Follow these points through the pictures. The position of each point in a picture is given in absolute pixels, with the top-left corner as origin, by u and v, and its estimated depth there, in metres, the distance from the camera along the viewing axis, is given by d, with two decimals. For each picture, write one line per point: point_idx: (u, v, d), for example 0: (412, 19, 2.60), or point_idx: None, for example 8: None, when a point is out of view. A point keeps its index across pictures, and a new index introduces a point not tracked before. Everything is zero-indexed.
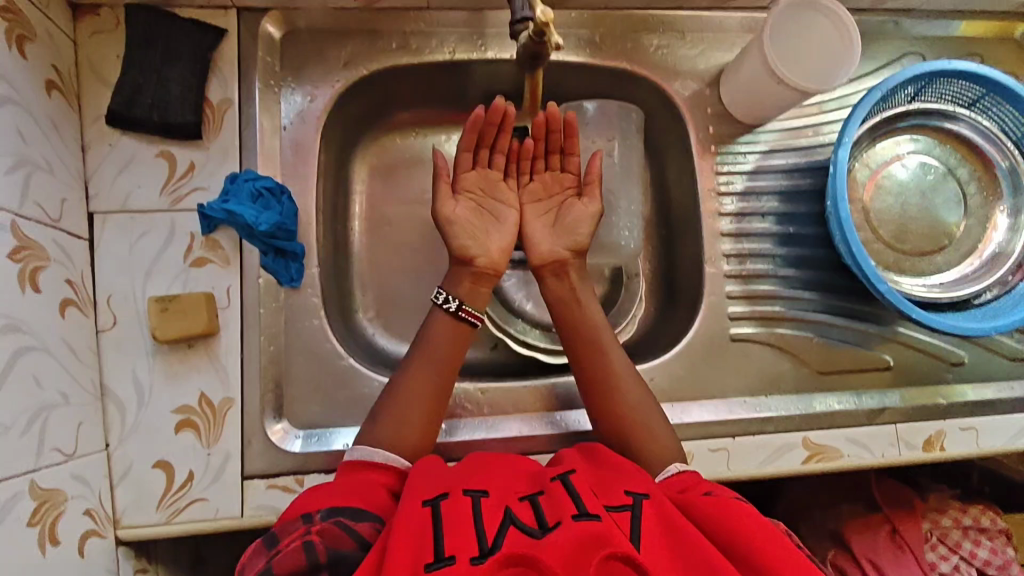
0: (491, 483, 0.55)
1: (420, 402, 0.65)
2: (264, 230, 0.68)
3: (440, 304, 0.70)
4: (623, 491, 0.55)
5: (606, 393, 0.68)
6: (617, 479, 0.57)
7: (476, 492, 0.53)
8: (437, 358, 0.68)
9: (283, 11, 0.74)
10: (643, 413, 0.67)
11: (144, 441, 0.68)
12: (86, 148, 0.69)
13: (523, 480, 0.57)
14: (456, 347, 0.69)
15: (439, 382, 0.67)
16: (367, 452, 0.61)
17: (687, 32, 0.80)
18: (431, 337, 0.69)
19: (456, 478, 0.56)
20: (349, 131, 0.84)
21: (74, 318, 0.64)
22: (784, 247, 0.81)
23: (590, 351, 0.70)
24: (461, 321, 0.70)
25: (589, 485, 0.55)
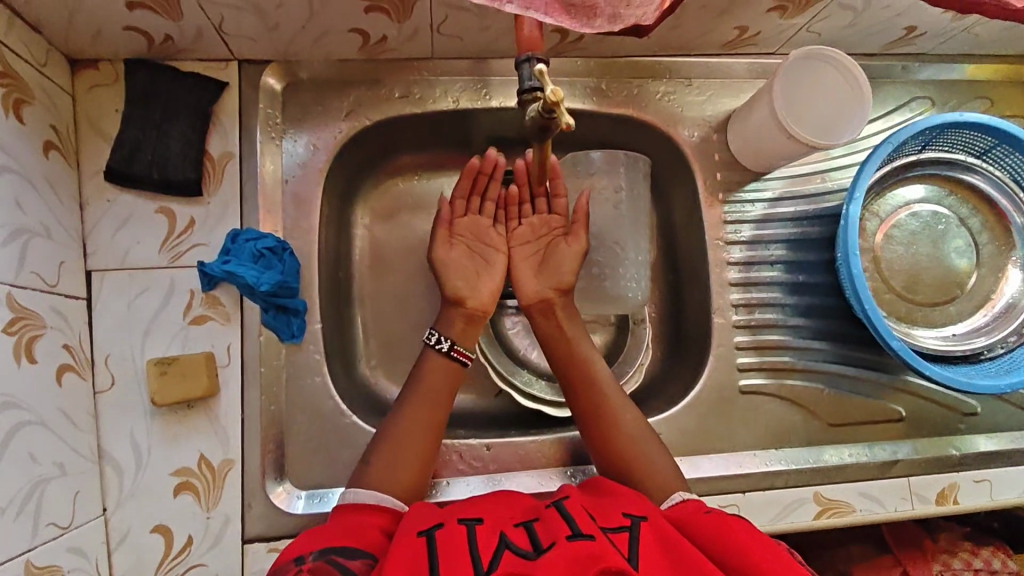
0: (486, 512, 0.54)
1: (411, 445, 0.63)
2: (266, 290, 0.67)
3: (433, 344, 0.69)
4: (619, 512, 0.53)
5: (600, 424, 0.66)
6: (614, 500, 0.55)
7: (471, 521, 0.51)
8: (429, 397, 0.66)
9: (284, 63, 0.73)
10: (640, 445, 0.64)
11: (142, 506, 0.66)
12: (85, 205, 0.67)
13: (520, 508, 0.55)
14: (447, 386, 0.68)
15: (432, 422, 0.65)
16: (359, 494, 0.57)
17: (694, 79, 0.80)
18: (424, 375, 0.67)
19: (450, 510, 0.54)
20: (352, 177, 0.82)
21: (72, 384, 0.62)
22: (794, 296, 0.80)
23: (582, 383, 0.69)
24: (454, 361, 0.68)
25: (585, 507, 0.53)
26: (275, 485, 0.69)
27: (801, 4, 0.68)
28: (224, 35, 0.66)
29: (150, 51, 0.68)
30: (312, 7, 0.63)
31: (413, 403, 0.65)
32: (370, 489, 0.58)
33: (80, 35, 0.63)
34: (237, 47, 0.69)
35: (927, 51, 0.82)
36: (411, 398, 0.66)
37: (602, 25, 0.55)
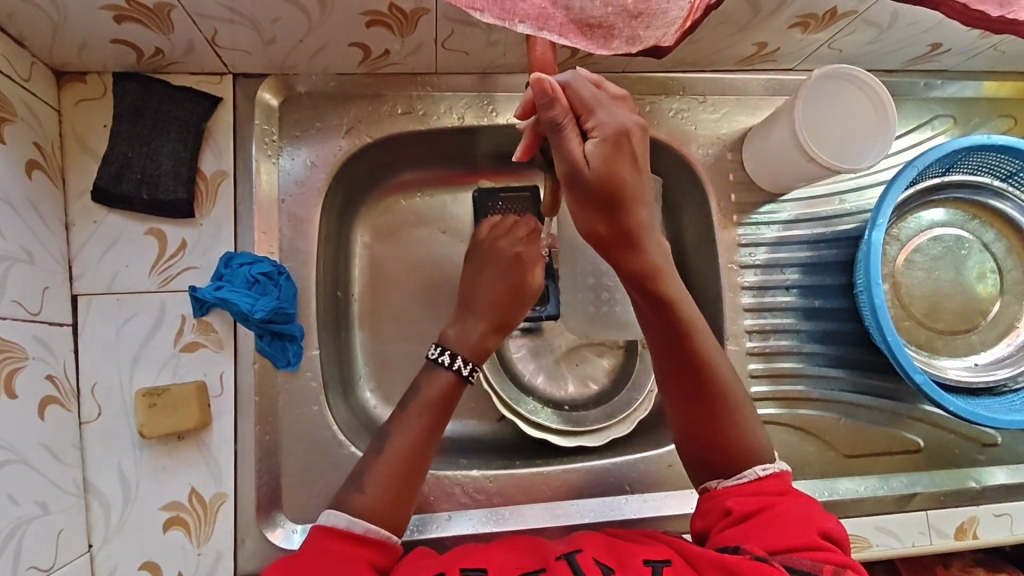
0: (490, 560, 0.51)
1: (393, 475, 0.57)
2: (260, 317, 0.64)
3: (435, 358, 0.65)
4: (636, 560, 0.50)
5: (696, 391, 0.58)
6: (632, 548, 0.52)
7: (473, 571, 0.49)
8: (427, 415, 0.61)
9: (281, 76, 0.70)
10: (733, 413, 0.58)
11: (130, 541, 0.62)
12: (71, 225, 0.64)
13: (530, 553, 0.52)
14: (448, 406, 0.62)
15: (425, 445, 0.60)
16: (344, 520, 0.54)
17: (708, 96, 0.78)
18: (427, 391, 0.62)
19: (451, 556, 0.51)
20: (352, 192, 0.79)
21: (56, 417, 0.59)
22: (809, 322, 0.78)
23: (682, 345, 0.58)
24: (459, 384, 0.64)
25: (598, 560, 0.49)
26: (269, 520, 0.66)
27: (824, 20, 0.66)
28: (218, 48, 0.63)
29: (139, 65, 0.65)
30: (311, 20, 0.60)
31: (406, 420, 0.61)
32: (357, 516, 0.55)
33: (65, 47, 0.60)
34: (232, 61, 0.66)
35: (952, 68, 0.79)
36: (407, 415, 0.61)
37: (620, 46, 0.52)
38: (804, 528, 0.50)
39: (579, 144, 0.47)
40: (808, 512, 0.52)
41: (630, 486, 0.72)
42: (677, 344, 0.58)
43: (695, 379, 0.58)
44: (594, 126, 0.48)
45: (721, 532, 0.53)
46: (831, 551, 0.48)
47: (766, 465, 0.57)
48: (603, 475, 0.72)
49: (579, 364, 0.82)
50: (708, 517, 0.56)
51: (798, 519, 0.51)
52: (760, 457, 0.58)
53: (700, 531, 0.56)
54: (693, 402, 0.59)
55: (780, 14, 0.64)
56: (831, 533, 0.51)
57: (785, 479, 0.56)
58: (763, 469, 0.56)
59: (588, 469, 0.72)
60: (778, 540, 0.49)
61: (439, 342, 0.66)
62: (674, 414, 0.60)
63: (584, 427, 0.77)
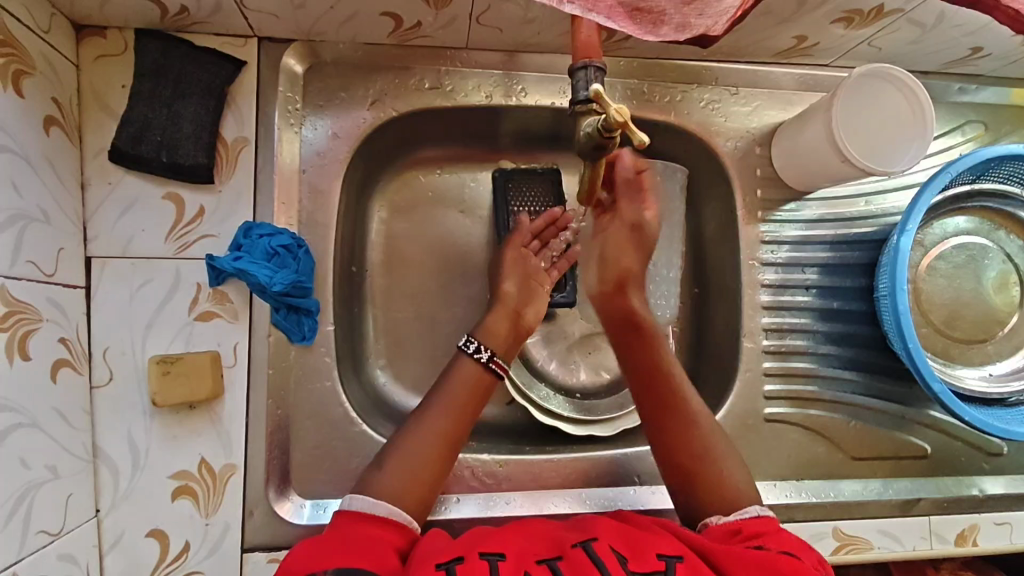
0: (506, 546, 0.51)
1: (418, 469, 0.57)
2: (278, 290, 0.63)
3: (470, 352, 0.65)
4: (651, 553, 0.50)
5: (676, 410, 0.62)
6: (647, 539, 0.52)
7: (493, 555, 0.49)
8: (462, 402, 0.62)
9: (307, 43, 0.68)
10: (723, 447, 0.61)
11: (138, 508, 0.62)
12: (86, 185, 0.62)
13: (544, 543, 0.52)
14: (479, 397, 0.63)
15: (457, 433, 0.60)
16: (369, 503, 0.54)
17: (741, 87, 0.77)
18: (456, 379, 0.63)
19: (467, 542, 0.51)
20: (371, 166, 0.77)
21: (67, 381, 0.58)
22: (826, 323, 0.78)
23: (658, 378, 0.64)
24: (489, 374, 0.64)
25: (613, 548, 0.50)
26: (278, 494, 0.65)
27: (869, 17, 0.64)
28: (244, 10, 0.61)
29: (162, 22, 0.62)
30: None
31: (432, 414, 0.60)
32: (379, 498, 0.55)
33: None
34: (258, 23, 0.64)
35: (987, 73, 0.78)
36: (437, 405, 0.61)
37: (668, 33, 0.50)
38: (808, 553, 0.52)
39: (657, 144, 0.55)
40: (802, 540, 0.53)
41: (638, 478, 0.72)
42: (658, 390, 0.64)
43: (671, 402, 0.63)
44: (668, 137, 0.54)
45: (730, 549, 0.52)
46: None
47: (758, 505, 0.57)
48: (613, 465, 0.72)
49: (592, 352, 0.81)
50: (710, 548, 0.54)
51: (801, 544, 0.52)
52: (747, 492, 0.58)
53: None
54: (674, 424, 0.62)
55: (826, 6, 0.62)
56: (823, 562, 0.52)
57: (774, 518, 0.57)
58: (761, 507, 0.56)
59: (597, 458, 0.72)
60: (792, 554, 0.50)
61: (471, 333, 0.67)
62: (660, 451, 0.62)
63: (596, 416, 0.76)
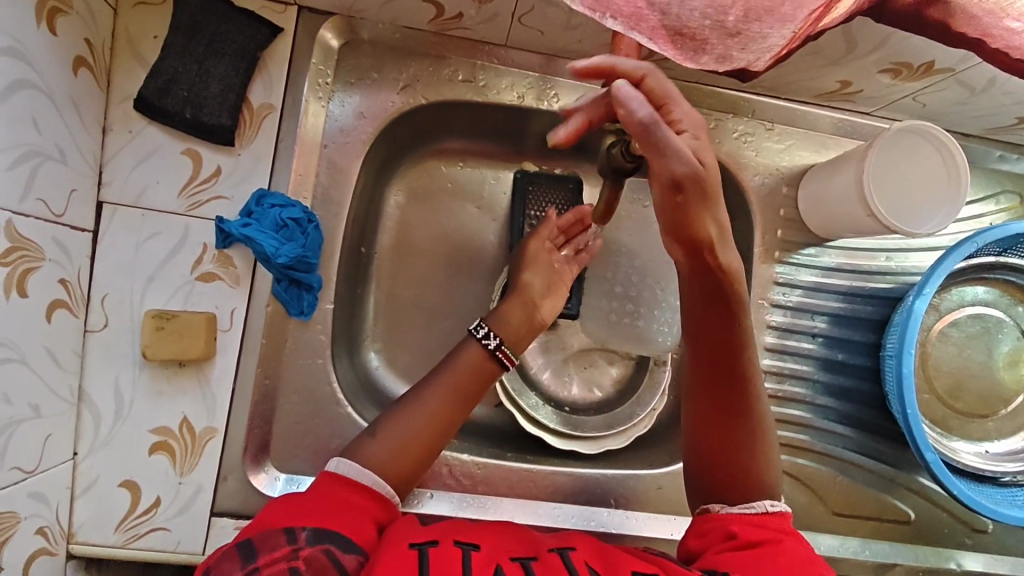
0: (484, 538, 0.51)
1: (410, 442, 0.57)
2: (282, 263, 0.63)
3: (479, 338, 0.64)
4: (626, 568, 0.50)
5: (725, 396, 0.58)
6: (623, 556, 0.52)
7: (468, 545, 0.49)
8: (461, 386, 0.61)
9: (347, 18, 0.67)
10: (760, 441, 0.58)
11: (115, 456, 0.62)
12: (108, 130, 0.62)
13: (520, 541, 0.53)
14: (479, 384, 0.62)
15: (450, 417, 0.60)
16: (356, 469, 0.54)
17: (776, 123, 0.76)
18: (459, 365, 0.62)
19: (447, 528, 0.52)
20: (394, 150, 0.77)
21: (61, 321, 0.58)
22: (826, 373, 0.77)
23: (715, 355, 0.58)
24: (492, 362, 0.63)
25: (589, 562, 0.50)
26: (254, 464, 0.65)
27: (917, 72, 0.63)
28: None
29: None
30: None
31: (429, 394, 0.60)
32: (367, 466, 0.55)
33: None
34: None
35: None
36: (438, 385, 0.61)
37: (707, 63, 0.48)
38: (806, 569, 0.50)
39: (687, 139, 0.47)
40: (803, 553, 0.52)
41: (614, 501, 0.71)
42: (714, 369, 0.58)
43: (725, 385, 0.58)
44: (679, 119, 0.47)
45: (719, 554, 0.52)
46: None
47: (774, 502, 0.56)
48: (591, 484, 0.71)
49: (587, 368, 0.81)
50: (707, 538, 0.55)
51: (799, 560, 0.50)
52: (769, 491, 0.57)
53: (693, 550, 0.56)
54: (718, 410, 0.59)
55: (876, 54, 0.61)
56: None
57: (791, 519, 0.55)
58: (771, 505, 0.56)
59: (577, 475, 0.71)
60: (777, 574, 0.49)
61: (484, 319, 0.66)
62: (693, 423, 0.60)
63: (582, 433, 0.74)
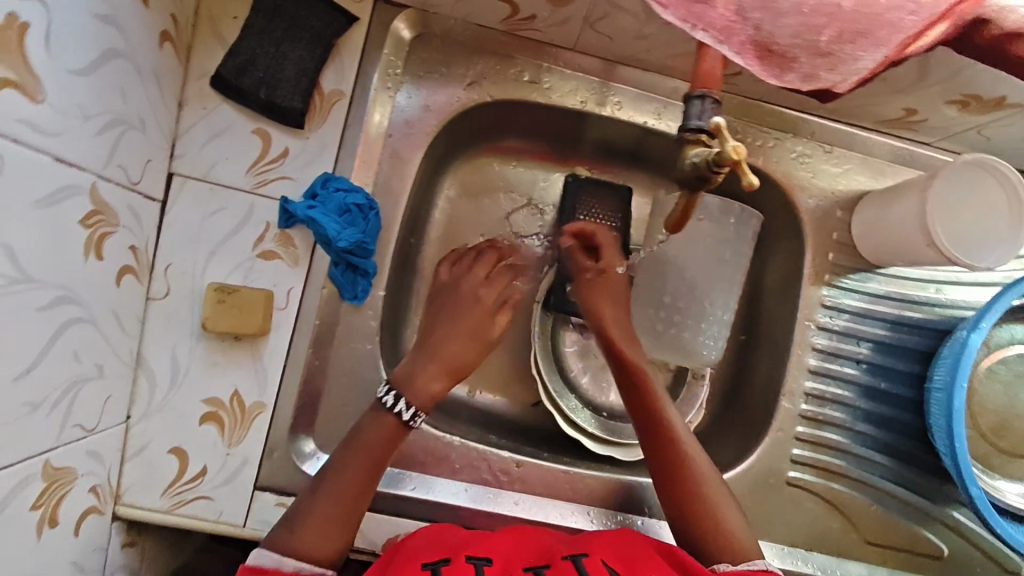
0: (495, 548, 0.52)
1: (331, 517, 0.54)
2: (342, 246, 0.64)
3: (389, 406, 0.59)
4: (643, 571, 0.51)
5: (673, 465, 0.62)
6: (641, 556, 0.53)
7: (479, 558, 0.49)
8: (372, 458, 0.57)
9: (421, 12, 0.69)
10: (718, 499, 0.61)
11: (166, 422, 0.63)
12: (184, 105, 0.64)
13: (532, 548, 0.53)
14: (388, 452, 0.58)
15: (364, 491, 0.56)
16: (274, 557, 0.51)
17: (834, 147, 0.76)
18: (368, 434, 0.58)
19: (456, 544, 0.52)
20: (452, 144, 0.78)
21: (128, 287, 0.59)
22: (867, 401, 0.77)
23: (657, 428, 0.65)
24: (400, 430, 0.59)
25: (606, 562, 0.51)
26: (298, 441, 0.67)
27: (986, 105, 0.63)
28: None
29: None
30: None
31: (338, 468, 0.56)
32: (288, 554, 0.51)
33: None
34: None
35: None
36: (344, 461, 0.57)
37: (791, 81, 0.49)
38: None
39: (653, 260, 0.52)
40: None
41: (647, 509, 0.72)
42: (661, 445, 0.64)
43: (669, 450, 0.63)
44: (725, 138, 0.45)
45: None
46: None
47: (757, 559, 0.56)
48: (625, 490, 0.72)
49: None
50: None
51: None
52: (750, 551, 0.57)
53: None
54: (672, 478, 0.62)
55: (950, 84, 0.61)
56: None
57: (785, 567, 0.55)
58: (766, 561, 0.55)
59: (612, 479, 0.72)
60: None
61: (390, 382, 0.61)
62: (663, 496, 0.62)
63: (620, 439, 0.76)
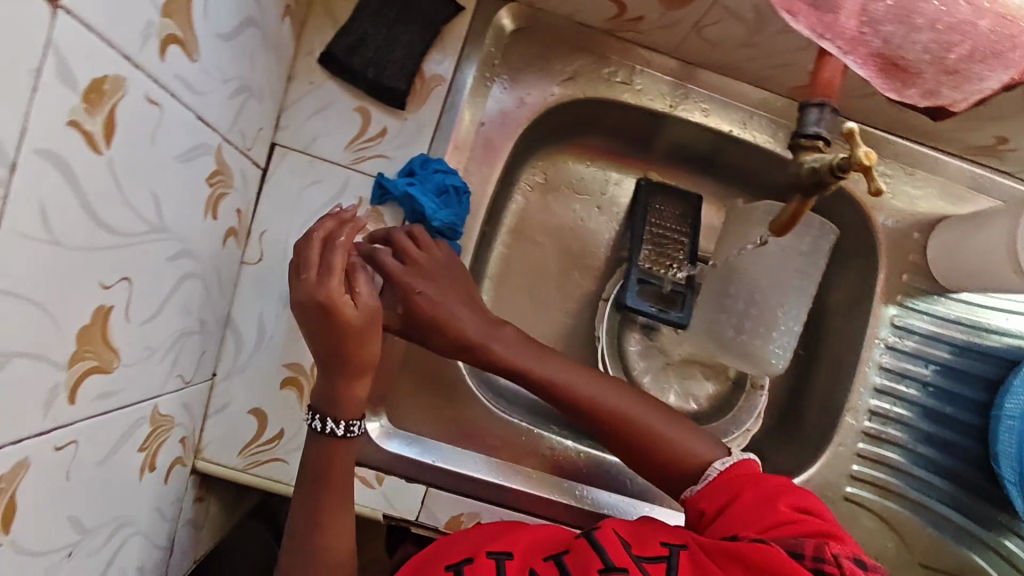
0: (517, 540, 0.53)
1: (324, 540, 0.57)
2: (436, 226, 0.67)
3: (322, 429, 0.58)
4: (654, 539, 0.51)
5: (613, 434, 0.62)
6: (652, 526, 0.53)
7: (500, 552, 0.51)
8: (324, 473, 0.58)
9: (524, 6, 0.71)
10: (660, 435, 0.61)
11: (249, 383, 0.65)
12: (292, 78, 0.66)
13: (549, 535, 0.54)
14: (340, 463, 0.58)
15: (336, 503, 0.58)
16: None
17: (917, 169, 0.76)
18: (308, 465, 0.58)
19: (478, 538, 0.53)
20: (535, 138, 0.79)
21: (230, 249, 0.61)
22: (929, 424, 0.77)
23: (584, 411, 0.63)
24: (342, 441, 0.58)
25: (617, 532, 0.51)
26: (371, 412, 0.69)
27: None
28: None
29: None
30: None
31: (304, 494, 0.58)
32: None
33: None
34: None
35: None
36: (302, 494, 0.58)
37: (912, 97, 0.49)
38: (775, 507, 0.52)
39: (346, 250, 0.53)
40: (778, 491, 0.53)
41: None
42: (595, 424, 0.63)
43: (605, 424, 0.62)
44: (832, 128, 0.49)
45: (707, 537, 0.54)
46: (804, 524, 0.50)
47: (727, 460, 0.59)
48: None
49: (684, 378, 0.82)
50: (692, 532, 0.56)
51: (765, 502, 0.52)
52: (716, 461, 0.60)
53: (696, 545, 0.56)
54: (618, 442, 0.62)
55: None
56: (810, 509, 0.52)
57: (746, 465, 0.58)
58: (722, 464, 0.59)
59: None
60: (756, 525, 0.51)
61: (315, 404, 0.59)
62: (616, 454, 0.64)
63: None
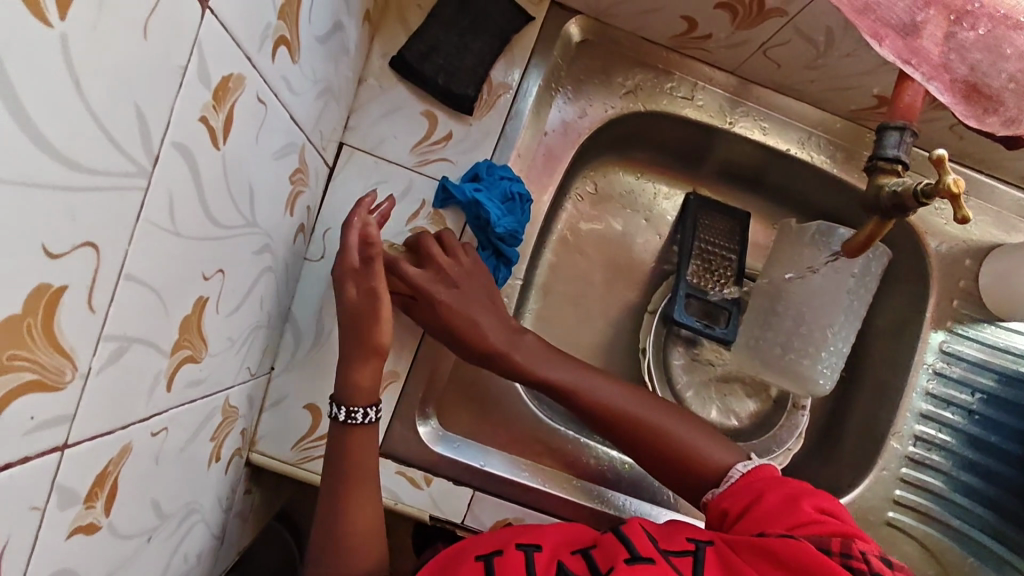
0: (544, 536, 0.52)
1: (357, 534, 0.57)
2: (499, 232, 0.67)
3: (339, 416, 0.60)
4: (679, 535, 0.51)
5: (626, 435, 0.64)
6: (676, 526, 0.53)
7: (530, 546, 0.51)
8: (354, 464, 0.59)
9: (593, 19, 0.72)
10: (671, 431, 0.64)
11: (305, 378, 0.66)
12: (363, 80, 0.67)
13: (576, 534, 0.54)
14: (370, 455, 0.59)
15: (366, 495, 0.59)
16: None
17: (972, 197, 0.77)
18: (337, 455, 0.59)
19: (507, 534, 0.53)
20: (591, 149, 0.80)
21: (297, 245, 0.62)
22: (972, 452, 0.77)
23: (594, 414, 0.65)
24: (365, 427, 0.59)
25: (644, 529, 0.51)
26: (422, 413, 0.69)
27: None
28: None
29: None
30: None
31: (336, 485, 0.58)
32: None
33: None
34: None
35: None
36: (331, 485, 0.58)
37: (992, 124, 0.55)
38: (795, 507, 0.52)
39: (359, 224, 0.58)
40: (803, 492, 0.54)
41: None
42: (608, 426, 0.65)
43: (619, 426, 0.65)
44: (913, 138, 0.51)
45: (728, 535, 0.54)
46: (827, 523, 0.49)
47: (746, 461, 0.61)
48: None
49: (727, 394, 0.82)
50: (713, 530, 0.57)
51: (784, 503, 0.53)
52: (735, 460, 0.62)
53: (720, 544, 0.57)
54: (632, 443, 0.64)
55: None
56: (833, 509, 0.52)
57: (765, 467, 0.60)
58: (744, 466, 0.60)
59: None
60: (775, 522, 0.51)
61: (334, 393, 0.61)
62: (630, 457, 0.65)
63: None
